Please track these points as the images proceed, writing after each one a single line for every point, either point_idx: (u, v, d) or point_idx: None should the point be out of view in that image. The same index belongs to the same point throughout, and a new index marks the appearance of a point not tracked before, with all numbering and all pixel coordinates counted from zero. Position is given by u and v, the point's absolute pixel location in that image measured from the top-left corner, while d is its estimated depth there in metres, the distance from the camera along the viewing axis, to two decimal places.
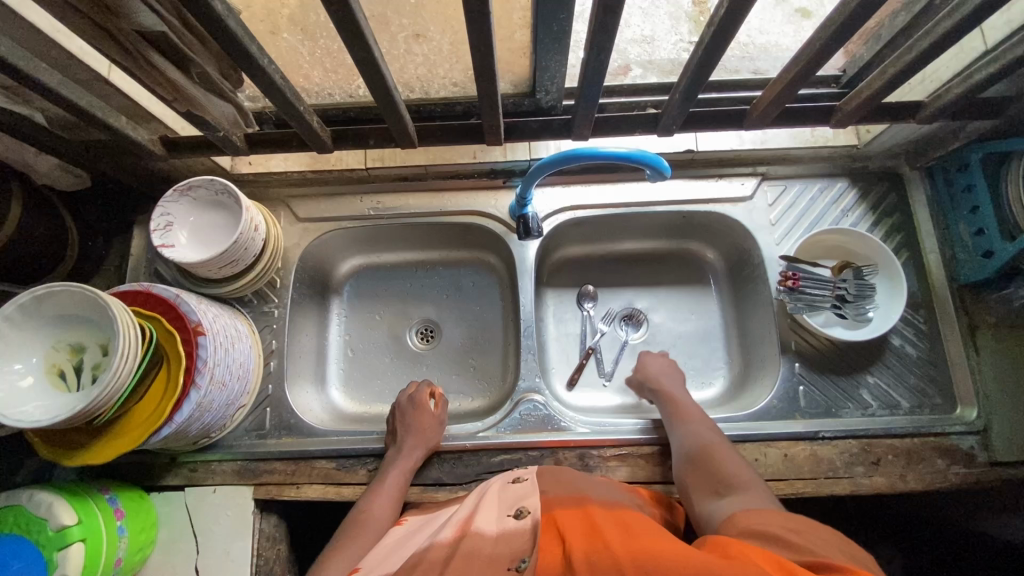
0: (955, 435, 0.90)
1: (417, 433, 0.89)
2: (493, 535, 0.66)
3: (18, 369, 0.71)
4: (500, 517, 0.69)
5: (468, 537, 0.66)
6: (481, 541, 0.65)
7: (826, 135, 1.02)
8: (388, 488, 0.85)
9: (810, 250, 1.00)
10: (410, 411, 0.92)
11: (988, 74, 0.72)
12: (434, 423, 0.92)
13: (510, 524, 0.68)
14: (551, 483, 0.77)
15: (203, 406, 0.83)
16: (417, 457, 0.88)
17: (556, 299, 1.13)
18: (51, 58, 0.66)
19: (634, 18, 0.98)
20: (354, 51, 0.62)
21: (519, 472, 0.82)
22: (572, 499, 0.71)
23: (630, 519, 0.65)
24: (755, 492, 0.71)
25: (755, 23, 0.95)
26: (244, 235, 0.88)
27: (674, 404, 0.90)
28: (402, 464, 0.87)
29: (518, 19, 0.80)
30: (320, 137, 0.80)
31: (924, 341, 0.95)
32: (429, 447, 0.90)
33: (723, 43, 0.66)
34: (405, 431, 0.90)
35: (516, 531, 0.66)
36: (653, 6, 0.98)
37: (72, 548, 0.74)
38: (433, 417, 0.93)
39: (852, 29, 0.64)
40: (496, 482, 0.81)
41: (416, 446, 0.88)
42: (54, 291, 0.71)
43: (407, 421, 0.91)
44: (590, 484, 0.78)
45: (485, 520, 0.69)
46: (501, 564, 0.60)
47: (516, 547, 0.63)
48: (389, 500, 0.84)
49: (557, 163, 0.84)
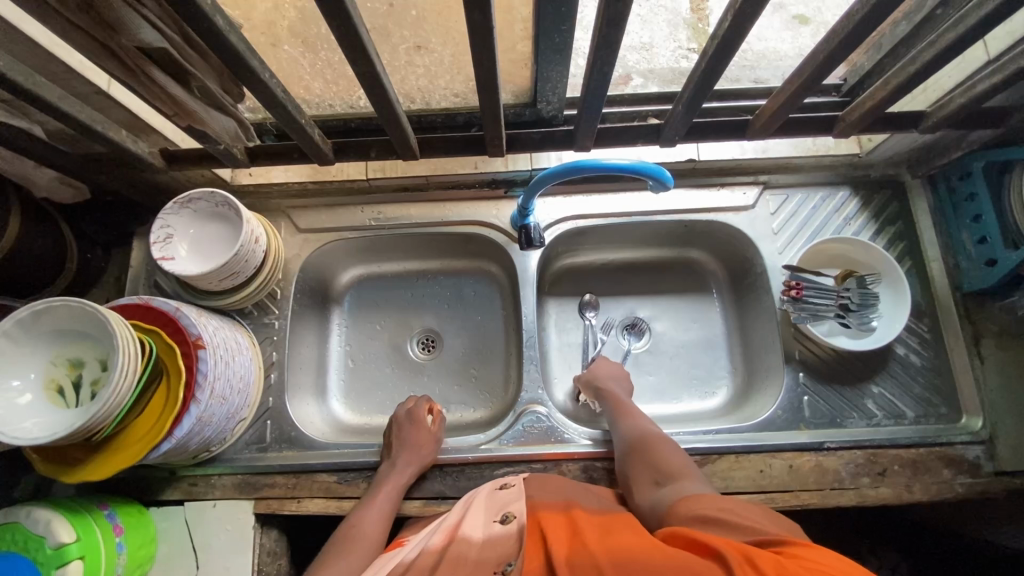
0: (961, 444, 0.90)
1: (413, 450, 0.88)
2: (479, 541, 0.67)
3: (16, 385, 0.70)
4: (488, 521, 0.70)
5: (455, 543, 0.67)
6: (467, 548, 0.66)
7: (827, 145, 1.02)
8: (381, 501, 0.84)
9: (815, 259, 0.98)
10: (408, 426, 0.91)
11: (992, 85, 0.72)
12: (431, 441, 0.91)
13: (497, 529, 0.68)
14: (541, 487, 0.77)
15: (203, 420, 0.82)
16: (410, 474, 0.87)
17: (558, 308, 1.12)
18: (51, 73, 0.65)
19: (634, 25, 0.99)
20: (356, 65, 0.62)
21: (509, 478, 0.82)
22: (556, 501, 0.71)
23: (614, 520, 0.65)
24: (690, 481, 0.74)
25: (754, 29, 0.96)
26: (244, 248, 0.87)
27: (612, 399, 0.92)
28: (393, 475, 0.87)
29: (518, 30, 0.79)
30: (320, 149, 0.80)
31: (928, 350, 0.95)
32: (425, 463, 0.89)
33: (727, 55, 0.66)
34: (400, 449, 0.88)
35: (500, 535, 0.67)
36: (652, 13, 0.98)
37: (71, 566, 0.73)
38: (427, 433, 0.91)
39: (857, 40, 0.63)
40: (487, 487, 0.81)
41: (409, 463, 0.87)
42: (53, 306, 0.70)
43: (405, 437, 0.90)
44: (572, 487, 0.78)
45: (473, 524, 0.70)
46: (486, 567, 0.62)
47: (501, 551, 0.64)
48: (382, 519, 0.83)
49: (558, 176, 0.84)
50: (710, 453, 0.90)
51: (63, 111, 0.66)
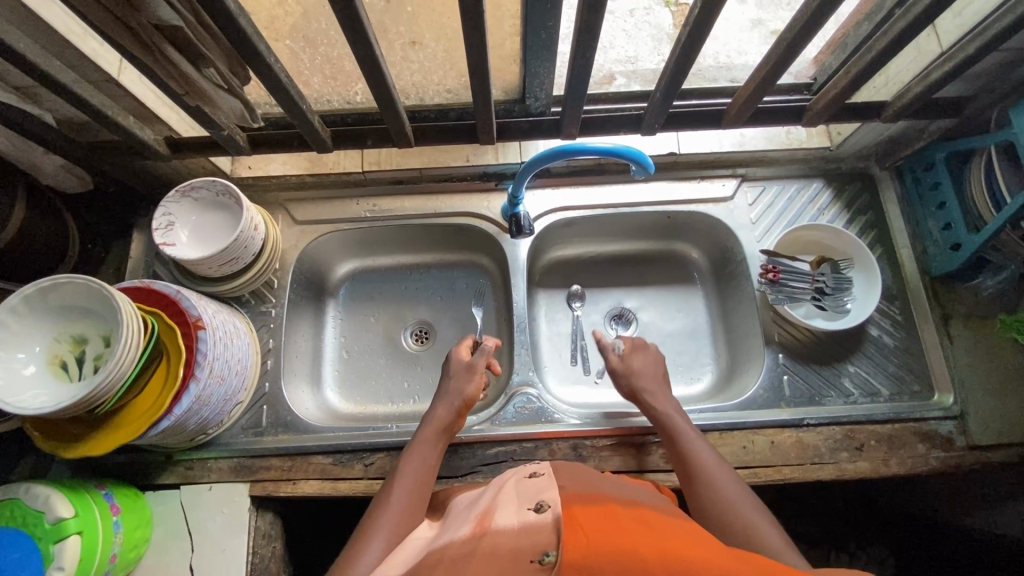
0: (934, 420, 0.94)
1: (448, 389, 0.89)
2: (515, 531, 0.55)
3: (21, 357, 0.72)
4: (521, 509, 0.59)
5: (488, 534, 0.56)
6: (501, 539, 0.54)
7: (800, 138, 1.08)
8: (416, 453, 0.82)
9: (790, 246, 1.04)
10: (450, 368, 0.93)
11: (943, 73, 0.77)
12: (467, 376, 0.90)
13: (532, 516, 0.57)
14: (571, 479, 0.67)
15: (201, 399, 0.84)
16: (445, 417, 0.86)
17: (547, 300, 1.16)
18: (66, 59, 0.69)
19: (620, 39, 1.02)
20: (357, 48, 0.67)
21: (535, 467, 0.72)
22: (591, 493, 0.63)
23: (655, 520, 0.58)
24: (783, 550, 0.66)
25: (735, 43, 0.98)
26: (244, 234, 0.90)
27: (679, 438, 0.83)
28: (431, 420, 0.86)
29: (507, 26, 0.83)
30: (320, 135, 0.84)
31: (900, 331, 0.99)
32: (461, 400, 0.88)
33: (699, 40, 0.71)
34: (439, 392, 0.90)
35: (540, 525, 0.55)
36: (636, 28, 1.02)
37: (68, 541, 0.74)
38: (463, 369, 0.91)
39: (815, 28, 0.69)
40: (514, 476, 0.71)
41: (443, 405, 0.87)
42: (59, 283, 0.72)
43: (446, 379, 0.91)
44: (606, 483, 0.69)
45: (504, 514, 0.59)
46: (522, 558, 0.51)
47: (541, 540, 0.53)
48: (410, 486, 0.77)
49: (546, 158, 0.87)
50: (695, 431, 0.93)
51: (77, 95, 0.70)
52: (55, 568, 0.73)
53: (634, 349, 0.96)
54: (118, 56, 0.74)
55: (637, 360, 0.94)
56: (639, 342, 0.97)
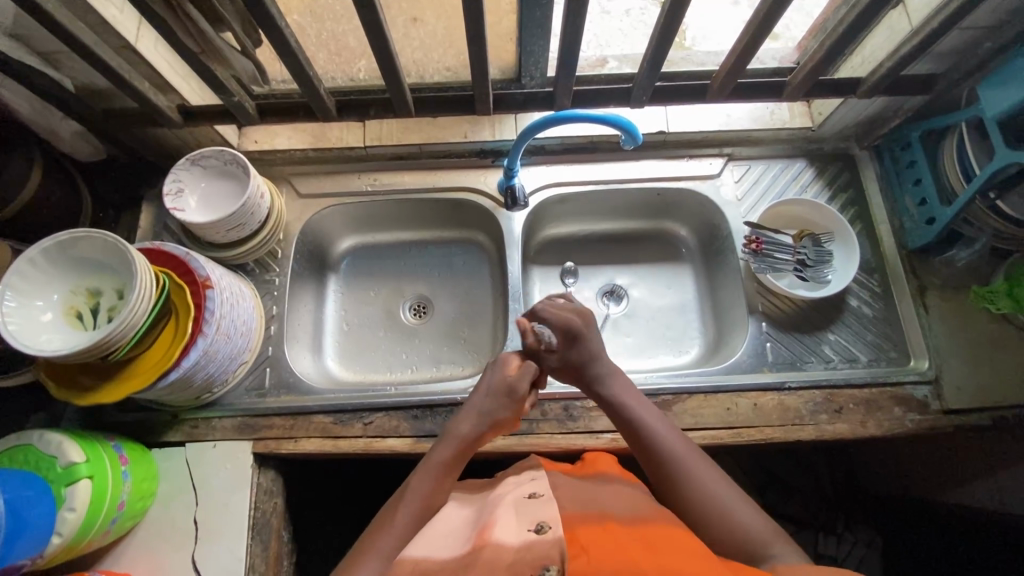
0: (910, 384, 0.98)
1: (482, 404, 0.82)
2: (514, 549, 0.58)
3: (40, 305, 0.76)
4: (521, 527, 0.62)
5: (487, 549, 0.59)
6: (497, 556, 0.58)
7: (783, 118, 1.12)
8: (431, 471, 0.77)
9: (773, 220, 1.09)
10: (490, 382, 0.84)
11: (911, 48, 0.83)
12: (504, 396, 0.82)
13: (531, 535, 0.60)
14: (566, 498, 0.70)
15: (208, 355, 0.87)
16: (467, 440, 0.80)
17: (542, 274, 1.20)
18: (90, 22, 0.74)
19: (617, 39, 1.09)
20: (363, 12, 0.71)
21: (534, 486, 0.72)
22: (592, 514, 0.66)
23: (654, 540, 0.61)
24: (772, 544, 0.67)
25: (725, 38, 1.06)
26: (251, 200, 0.94)
27: (648, 434, 0.79)
28: (451, 439, 0.80)
29: (505, 7, 0.96)
30: (324, 103, 0.88)
31: (878, 301, 1.04)
32: (490, 424, 0.81)
33: (681, 10, 0.75)
34: (467, 403, 0.84)
35: (541, 543, 0.58)
36: (631, 27, 1.09)
37: (80, 485, 0.78)
38: (503, 392, 0.82)
39: (784, 3, 0.75)
40: (512, 494, 0.71)
41: (470, 424, 0.81)
42: (77, 238, 0.76)
43: (482, 391, 0.84)
44: (597, 492, 0.73)
45: (505, 529, 0.62)
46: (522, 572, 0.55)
47: (540, 554, 0.57)
48: (421, 502, 0.74)
49: (540, 126, 0.91)
50: (681, 393, 0.97)
51: (99, 58, 0.75)
52: (66, 508, 0.76)
53: (568, 341, 0.86)
54: (137, 24, 0.79)
55: (580, 345, 0.85)
56: (575, 332, 0.85)
